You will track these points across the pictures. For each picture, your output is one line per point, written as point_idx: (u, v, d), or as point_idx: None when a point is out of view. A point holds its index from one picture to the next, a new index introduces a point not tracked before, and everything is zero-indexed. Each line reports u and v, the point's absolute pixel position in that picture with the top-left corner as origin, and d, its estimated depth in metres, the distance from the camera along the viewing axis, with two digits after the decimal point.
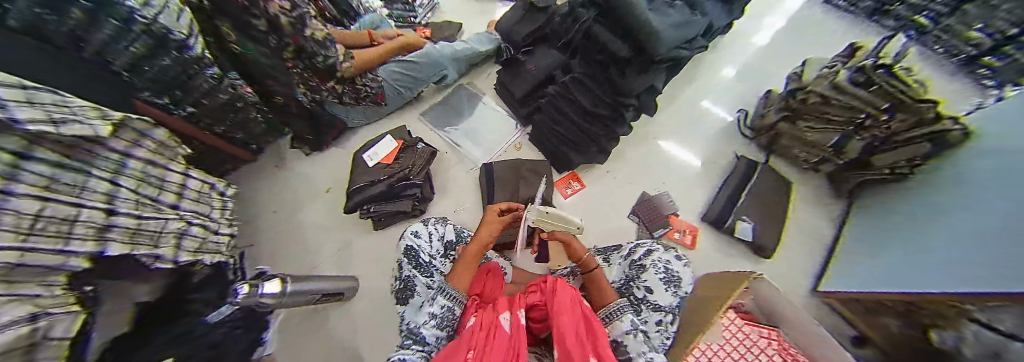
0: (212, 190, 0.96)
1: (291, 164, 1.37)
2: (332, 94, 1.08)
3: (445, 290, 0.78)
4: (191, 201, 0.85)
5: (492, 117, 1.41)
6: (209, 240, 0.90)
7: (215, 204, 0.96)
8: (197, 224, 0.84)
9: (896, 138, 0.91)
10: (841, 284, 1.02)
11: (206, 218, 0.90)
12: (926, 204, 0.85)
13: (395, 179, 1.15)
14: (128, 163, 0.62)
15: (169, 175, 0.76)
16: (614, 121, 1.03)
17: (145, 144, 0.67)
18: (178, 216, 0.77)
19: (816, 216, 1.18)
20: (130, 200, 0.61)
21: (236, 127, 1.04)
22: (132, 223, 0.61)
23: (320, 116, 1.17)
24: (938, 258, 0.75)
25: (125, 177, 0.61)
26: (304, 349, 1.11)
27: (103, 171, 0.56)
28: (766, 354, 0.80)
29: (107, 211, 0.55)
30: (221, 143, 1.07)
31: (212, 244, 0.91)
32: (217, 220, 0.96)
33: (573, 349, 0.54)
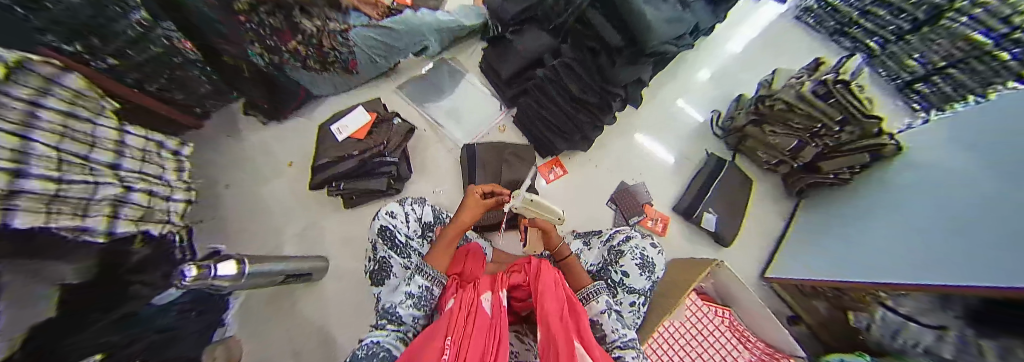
0: (159, 149, 0.91)
1: (246, 132, 1.21)
2: (294, 57, 0.95)
3: (422, 269, 0.75)
4: (135, 161, 0.80)
5: (476, 96, 1.35)
6: (156, 207, 0.88)
7: (167, 165, 0.94)
8: (140, 189, 0.80)
9: (838, 151, 1.02)
10: (785, 272, 1.14)
11: (154, 182, 0.87)
12: (876, 203, 0.95)
13: (368, 156, 1.05)
14: (42, 115, 0.52)
15: (101, 130, 0.68)
16: (601, 109, 1.03)
17: (55, 94, 0.56)
18: (117, 178, 0.72)
19: (769, 211, 1.31)
20: (47, 158, 0.52)
21: (172, 84, 0.90)
22: (54, 187, 0.54)
23: (281, 81, 1.04)
24: (875, 254, 0.86)
25: (40, 132, 0.51)
26: (270, 331, 1.05)
27: (9, 123, 0.45)
28: (719, 330, 0.92)
29: (12, 175, 0.46)
30: (162, 108, 0.93)
31: (156, 213, 0.87)
32: (168, 182, 0.94)
33: (557, 332, 0.51)
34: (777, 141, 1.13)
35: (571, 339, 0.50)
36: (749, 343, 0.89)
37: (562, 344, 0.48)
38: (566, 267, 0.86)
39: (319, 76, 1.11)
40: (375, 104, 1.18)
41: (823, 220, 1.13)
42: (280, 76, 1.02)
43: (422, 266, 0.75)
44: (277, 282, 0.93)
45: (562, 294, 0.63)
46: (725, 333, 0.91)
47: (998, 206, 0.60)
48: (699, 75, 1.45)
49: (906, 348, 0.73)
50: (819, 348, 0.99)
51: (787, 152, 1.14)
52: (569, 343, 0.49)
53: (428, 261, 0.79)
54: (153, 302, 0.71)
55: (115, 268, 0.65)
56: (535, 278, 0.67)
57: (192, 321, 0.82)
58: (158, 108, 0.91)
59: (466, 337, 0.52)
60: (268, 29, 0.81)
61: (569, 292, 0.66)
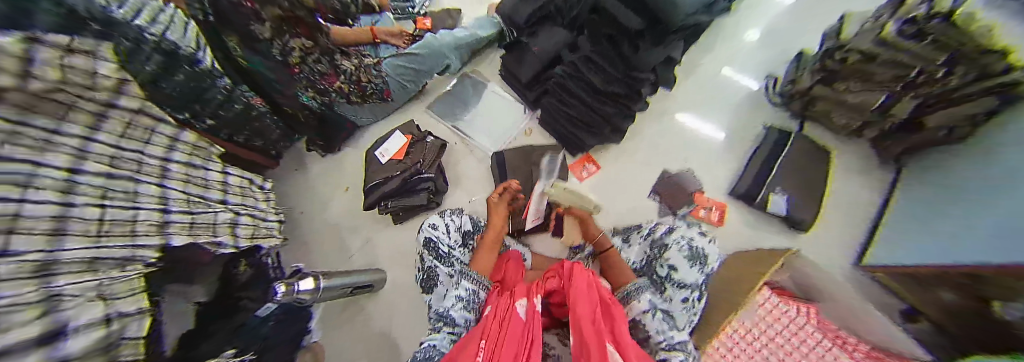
0: (251, 185, 1.04)
1: (310, 165, 1.40)
2: (340, 94, 1.09)
3: (467, 274, 0.81)
4: (236, 195, 0.92)
5: (500, 104, 1.38)
6: (259, 225, 1.02)
7: (258, 197, 1.06)
8: (244, 214, 0.94)
9: (952, 95, 0.79)
10: (894, 256, 0.93)
11: (252, 207, 1.00)
12: (1010, 164, 0.73)
13: (409, 174, 1.17)
14: (171, 167, 0.64)
15: (210, 174, 0.79)
16: (629, 97, 0.98)
17: (179, 149, 0.67)
18: (226, 209, 0.84)
19: (858, 184, 1.08)
20: (179, 199, 0.65)
21: (254, 135, 1.07)
22: (186, 218, 0.66)
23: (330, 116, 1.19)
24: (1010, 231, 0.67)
25: (170, 181, 0.63)
26: (344, 338, 1.18)
27: (150, 176, 0.58)
28: (809, 333, 0.76)
29: (161, 212, 0.59)
30: (245, 151, 1.09)
31: (262, 230, 1.03)
32: (263, 209, 1.08)
33: (589, 336, 0.53)
34: (859, 100, 0.93)
35: (603, 343, 0.52)
36: (852, 347, 0.73)
37: (594, 349, 0.51)
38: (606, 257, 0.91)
39: (360, 107, 1.24)
40: (409, 126, 1.27)
41: (938, 189, 0.90)
42: (330, 112, 1.18)
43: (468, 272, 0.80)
44: (346, 293, 1.06)
45: (596, 297, 0.63)
46: (818, 337, 0.75)
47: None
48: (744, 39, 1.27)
49: None
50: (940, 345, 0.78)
51: (873, 112, 0.94)
52: (601, 346, 0.51)
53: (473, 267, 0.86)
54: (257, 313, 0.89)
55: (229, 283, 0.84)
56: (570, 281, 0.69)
57: (284, 329, 0.98)
58: (240, 153, 1.06)
59: (499, 342, 0.56)
60: (316, 74, 0.96)
61: (608, 294, 0.67)
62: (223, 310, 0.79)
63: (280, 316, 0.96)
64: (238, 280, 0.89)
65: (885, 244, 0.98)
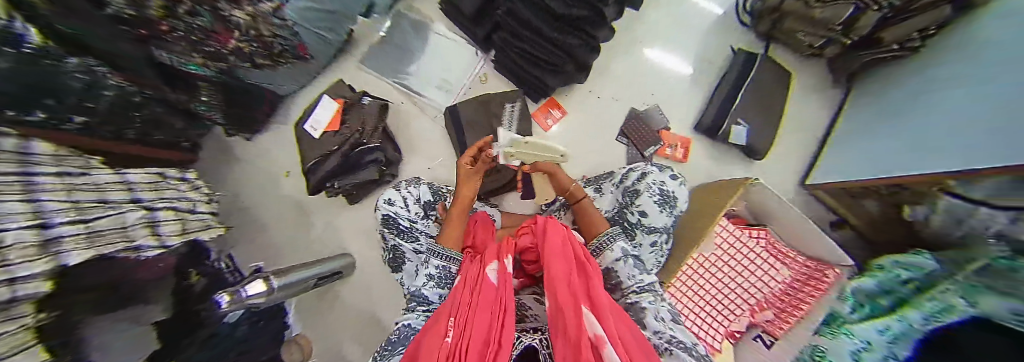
0: (164, 179, 0.81)
1: (238, 153, 1.18)
2: (242, 57, 0.82)
3: (436, 251, 0.73)
4: (150, 192, 0.73)
5: (449, 48, 1.16)
6: (188, 219, 0.84)
7: (181, 189, 0.87)
8: (164, 207, 0.75)
9: (919, 4, 0.76)
10: (836, 174, 0.99)
11: (177, 201, 0.81)
12: (953, 70, 0.76)
13: (349, 147, 1.01)
14: (37, 180, 0.45)
15: (98, 173, 0.60)
16: (592, 23, 0.80)
17: (34, 151, 0.47)
18: (136, 206, 0.65)
19: (812, 106, 1.12)
20: (63, 210, 0.47)
21: (150, 126, 0.78)
22: (83, 226, 0.49)
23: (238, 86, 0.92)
24: (940, 141, 0.73)
25: (42, 192, 0.44)
26: (331, 321, 1.16)
27: (12, 195, 0.39)
28: (754, 252, 0.87)
29: (42, 229, 0.41)
30: (147, 150, 0.81)
31: (194, 222, 0.86)
32: (189, 199, 0.88)
33: (564, 300, 0.48)
34: (827, 15, 0.87)
35: (579, 305, 0.46)
36: (790, 260, 0.85)
37: (570, 313, 0.45)
38: (579, 209, 0.80)
39: (275, 72, 0.98)
40: (341, 88, 1.08)
41: (880, 104, 0.95)
42: (235, 82, 0.90)
43: (434, 249, 0.73)
44: (310, 287, 0.98)
45: (570, 254, 0.59)
46: (762, 255, 0.86)
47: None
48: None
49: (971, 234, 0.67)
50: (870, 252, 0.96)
51: (837, 28, 0.90)
52: (577, 310, 0.46)
53: (441, 242, 0.75)
54: (226, 320, 0.76)
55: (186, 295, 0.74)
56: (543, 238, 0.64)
57: (261, 330, 0.90)
58: (139, 151, 0.78)
59: (470, 314, 0.52)
60: (200, 33, 0.68)
61: (581, 249, 0.63)
62: (184, 325, 0.66)
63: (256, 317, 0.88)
64: (193, 291, 0.78)
65: (828, 163, 1.05)
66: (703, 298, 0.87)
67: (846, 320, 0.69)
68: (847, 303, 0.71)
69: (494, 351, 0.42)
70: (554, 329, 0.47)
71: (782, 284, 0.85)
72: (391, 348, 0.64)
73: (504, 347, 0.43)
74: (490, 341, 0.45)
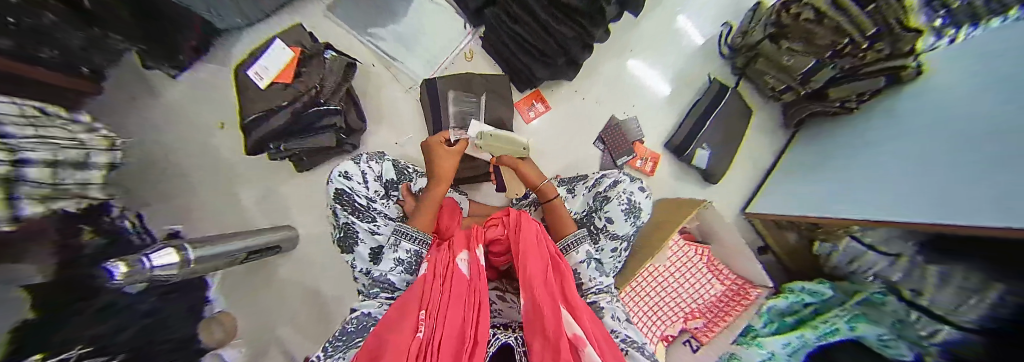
0: (44, 114, 0.61)
1: (161, 90, 0.98)
2: None
3: (406, 233, 0.66)
4: (20, 126, 0.52)
5: (432, 14, 1.04)
6: (68, 174, 0.61)
7: (71, 127, 0.66)
8: (30, 154, 0.51)
9: (866, 70, 0.87)
10: (768, 207, 1.13)
11: (58, 150, 0.59)
12: (880, 130, 0.89)
13: (302, 105, 0.85)
14: None
15: None
16: (590, 18, 0.76)
17: None
18: None
19: (762, 144, 1.25)
20: None
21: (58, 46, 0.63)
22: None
23: (165, 8, 0.72)
24: (850, 193, 0.88)
25: None
26: (264, 297, 1.04)
27: None
28: (696, 266, 0.98)
29: None
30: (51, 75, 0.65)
31: (74, 176, 0.62)
32: (87, 143, 0.68)
33: (542, 299, 0.48)
34: (790, 62, 0.97)
35: (556, 304, 0.48)
36: (722, 275, 0.98)
37: (548, 312, 0.46)
38: (551, 207, 0.80)
39: (218, 2, 0.79)
40: (297, 35, 0.92)
41: (815, 152, 1.10)
42: (160, 1, 0.69)
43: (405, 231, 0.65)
44: (239, 260, 0.85)
45: (546, 252, 0.59)
46: (702, 270, 0.98)
47: (967, 158, 0.63)
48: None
49: (858, 271, 0.86)
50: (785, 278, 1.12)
51: (798, 77, 1.00)
52: (554, 308, 0.47)
53: (411, 224, 0.70)
54: (126, 290, 0.60)
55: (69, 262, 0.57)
56: (516, 232, 0.63)
57: (178, 301, 0.76)
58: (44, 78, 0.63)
59: (443, 308, 0.51)
60: None
61: (554, 247, 0.64)
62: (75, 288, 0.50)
63: (170, 288, 0.74)
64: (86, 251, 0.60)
65: (765, 196, 1.19)
66: (650, 303, 0.95)
67: (759, 333, 0.82)
68: (762, 319, 0.84)
69: (470, 348, 0.41)
70: (529, 327, 0.47)
71: (713, 295, 0.96)
72: (346, 339, 0.59)
73: (479, 344, 0.42)
74: (467, 337, 0.44)
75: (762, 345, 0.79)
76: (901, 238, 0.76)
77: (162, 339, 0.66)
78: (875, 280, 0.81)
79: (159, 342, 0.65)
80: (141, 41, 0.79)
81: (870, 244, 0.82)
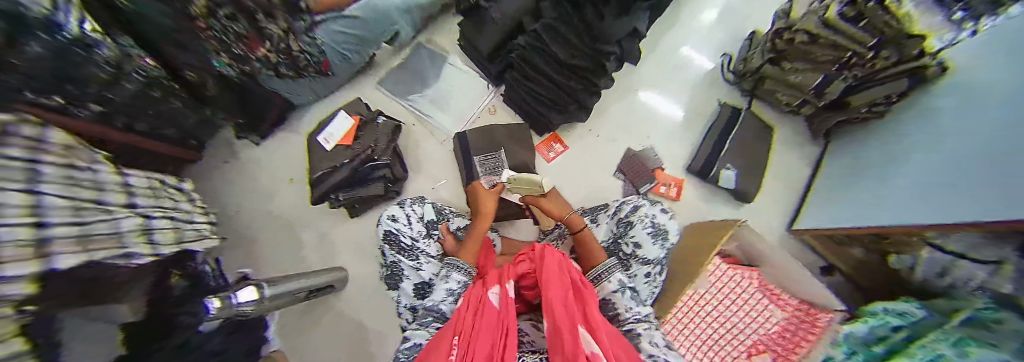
0: (163, 185, 0.81)
1: (243, 156, 1.21)
2: (266, 65, 0.84)
3: (457, 265, 0.76)
4: (147, 197, 0.70)
5: (459, 79, 1.27)
6: (184, 228, 0.82)
7: (177, 198, 0.85)
8: (159, 215, 0.72)
9: (882, 74, 0.87)
10: (818, 221, 1.04)
11: (171, 209, 0.78)
12: (920, 130, 0.85)
13: (360, 162, 1.04)
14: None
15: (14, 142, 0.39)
16: (593, 71, 0.89)
17: None
18: (134, 212, 0.63)
19: (795, 159, 1.20)
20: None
21: (160, 121, 0.84)
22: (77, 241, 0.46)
23: (254, 89, 0.94)
24: (901, 198, 0.82)
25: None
26: (310, 341, 1.09)
27: None
28: (748, 293, 0.87)
29: None
30: (151, 144, 0.86)
31: (185, 230, 0.82)
32: (183, 209, 0.86)
33: (562, 322, 0.50)
34: (798, 79, 1.01)
35: (575, 327, 0.49)
36: (784, 302, 0.85)
37: (567, 335, 0.48)
38: (581, 238, 0.85)
39: (295, 84, 1.03)
40: (356, 106, 1.15)
41: (853, 162, 1.04)
42: (252, 84, 0.92)
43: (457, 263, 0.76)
44: (303, 297, 0.97)
45: (567, 280, 0.61)
46: (758, 298, 0.86)
47: (1008, 156, 0.60)
48: (704, 21, 1.30)
49: (958, 285, 0.73)
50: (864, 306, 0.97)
51: (810, 91, 1.02)
52: (574, 332, 0.48)
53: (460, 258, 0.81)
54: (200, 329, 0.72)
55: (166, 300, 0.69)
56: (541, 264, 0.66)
57: (236, 339, 0.84)
58: (141, 145, 0.82)
59: (472, 333, 0.54)
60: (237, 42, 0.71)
61: (578, 275, 0.65)
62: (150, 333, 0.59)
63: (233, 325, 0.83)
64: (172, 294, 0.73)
65: (812, 212, 1.10)
66: (700, 336, 0.86)
67: None
68: (841, 349, 0.75)
69: None
70: (554, 352, 0.49)
71: (776, 325, 0.84)
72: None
73: None
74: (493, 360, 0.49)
75: None
76: (991, 244, 0.66)
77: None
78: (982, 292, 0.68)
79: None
80: (239, 117, 1.04)
81: (958, 251, 0.72)
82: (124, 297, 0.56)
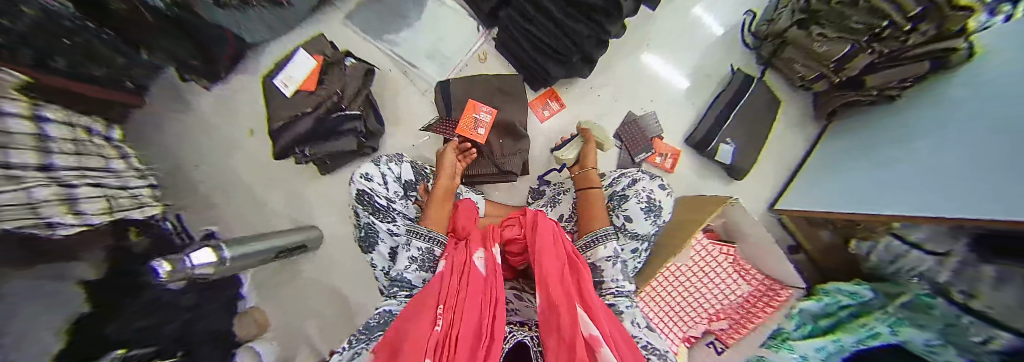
0: (89, 136, 0.66)
1: (189, 99, 1.04)
2: None
3: (419, 232, 0.67)
4: (67, 155, 0.56)
5: (447, 17, 1.07)
6: (116, 196, 0.67)
7: (108, 153, 0.70)
8: (83, 183, 0.58)
9: (907, 55, 0.81)
10: (799, 203, 1.08)
11: (97, 175, 0.63)
12: (936, 116, 0.82)
13: (324, 111, 0.88)
14: None
15: None
16: (607, 15, 0.73)
17: None
18: (50, 179, 0.50)
19: (790, 137, 1.18)
20: None
21: (87, 57, 0.65)
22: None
23: (199, 27, 0.76)
24: (897, 191, 0.81)
25: None
26: (284, 298, 1.07)
27: None
28: (722, 266, 0.94)
29: None
30: (79, 84, 0.66)
31: (122, 199, 0.69)
32: (117, 171, 0.71)
33: (558, 299, 0.47)
34: (823, 49, 0.91)
35: (573, 304, 0.46)
36: (750, 276, 0.94)
37: (564, 311, 0.45)
38: (587, 196, 0.81)
39: (242, 14, 0.82)
40: (318, 44, 0.93)
41: (848, 147, 1.04)
42: (192, 19, 0.72)
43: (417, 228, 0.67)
44: (270, 259, 0.91)
45: (562, 251, 0.58)
46: (729, 270, 0.94)
47: (1002, 169, 0.60)
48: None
49: (901, 271, 0.80)
50: (818, 278, 1.07)
51: (830, 65, 0.94)
52: (571, 309, 0.45)
53: (425, 224, 0.71)
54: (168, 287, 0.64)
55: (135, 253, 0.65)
56: (533, 230, 0.62)
57: (211, 297, 0.80)
58: (74, 87, 0.64)
59: (459, 302, 0.50)
60: None
61: (571, 247, 0.63)
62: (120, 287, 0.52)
63: (203, 284, 0.78)
64: (136, 249, 0.65)
65: (796, 193, 1.13)
66: (671, 304, 0.94)
67: (790, 336, 0.83)
68: (792, 322, 0.85)
69: (486, 348, 0.42)
70: (546, 327, 0.46)
71: (740, 297, 0.93)
72: (368, 333, 0.57)
73: (495, 342, 0.43)
74: (482, 334, 0.44)
75: (795, 349, 0.79)
76: (949, 236, 0.69)
77: (200, 330, 0.71)
78: (921, 280, 0.75)
79: (198, 332, 0.70)
80: (189, 56, 0.86)
81: (914, 241, 0.76)
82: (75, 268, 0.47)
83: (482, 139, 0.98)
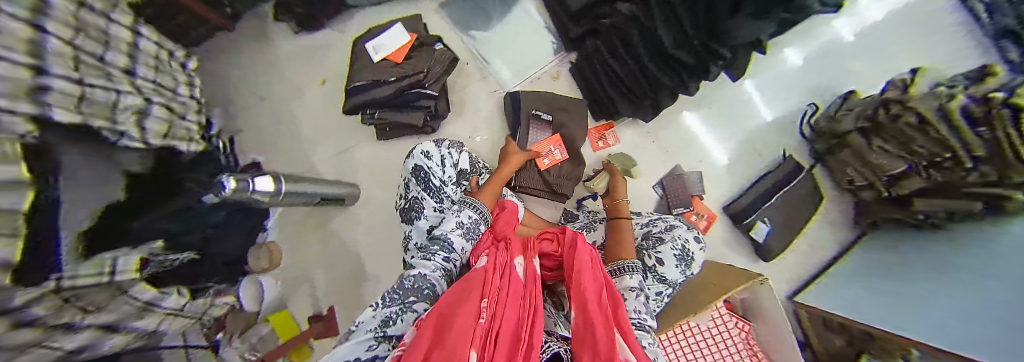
0: (169, 59, 0.77)
1: (277, 41, 1.12)
2: None
3: (472, 203, 0.71)
4: (149, 70, 0.66)
5: (528, 28, 1.12)
6: (176, 121, 0.75)
7: (179, 78, 0.80)
8: (161, 103, 0.68)
9: (953, 189, 0.85)
10: (824, 303, 1.06)
11: (172, 101, 0.74)
12: (970, 259, 0.80)
13: (405, 84, 0.93)
14: None
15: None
16: (692, 72, 0.78)
17: None
18: (137, 90, 0.60)
19: (824, 234, 1.20)
20: None
21: None
22: (77, 90, 0.44)
23: None
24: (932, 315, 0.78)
25: None
26: (306, 245, 1.11)
27: None
28: (736, 342, 0.95)
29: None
30: None
31: (181, 128, 0.76)
32: (181, 98, 0.79)
33: (597, 320, 0.40)
34: (880, 162, 0.95)
35: (613, 329, 0.39)
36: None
37: (602, 334, 0.38)
38: (614, 225, 0.83)
39: None
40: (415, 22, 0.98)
41: (888, 260, 1.02)
42: None
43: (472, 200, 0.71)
44: (313, 203, 0.94)
45: (601, 275, 0.52)
46: (742, 349, 0.94)
47: None
48: (791, 58, 1.20)
49: None
50: None
51: (883, 178, 0.98)
52: (610, 333, 0.39)
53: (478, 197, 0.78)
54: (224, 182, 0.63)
55: (169, 166, 0.69)
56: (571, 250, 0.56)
57: (230, 225, 0.84)
58: None
59: (502, 300, 0.42)
60: None
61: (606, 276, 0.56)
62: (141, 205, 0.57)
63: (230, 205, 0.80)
64: (180, 161, 0.73)
65: (819, 291, 1.14)
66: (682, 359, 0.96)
67: None
68: None
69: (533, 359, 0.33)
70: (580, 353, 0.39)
71: None
72: (401, 295, 0.50)
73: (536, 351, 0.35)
74: (520, 340, 0.37)
75: None
76: None
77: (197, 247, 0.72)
78: None
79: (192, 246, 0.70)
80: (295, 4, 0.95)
81: None
82: (94, 166, 0.49)
83: (544, 166, 1.05)
